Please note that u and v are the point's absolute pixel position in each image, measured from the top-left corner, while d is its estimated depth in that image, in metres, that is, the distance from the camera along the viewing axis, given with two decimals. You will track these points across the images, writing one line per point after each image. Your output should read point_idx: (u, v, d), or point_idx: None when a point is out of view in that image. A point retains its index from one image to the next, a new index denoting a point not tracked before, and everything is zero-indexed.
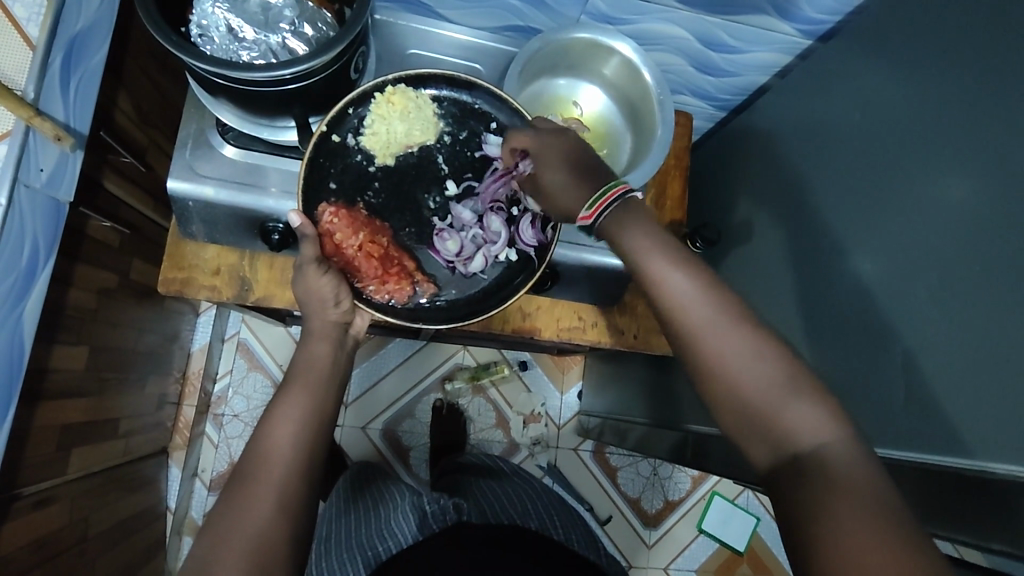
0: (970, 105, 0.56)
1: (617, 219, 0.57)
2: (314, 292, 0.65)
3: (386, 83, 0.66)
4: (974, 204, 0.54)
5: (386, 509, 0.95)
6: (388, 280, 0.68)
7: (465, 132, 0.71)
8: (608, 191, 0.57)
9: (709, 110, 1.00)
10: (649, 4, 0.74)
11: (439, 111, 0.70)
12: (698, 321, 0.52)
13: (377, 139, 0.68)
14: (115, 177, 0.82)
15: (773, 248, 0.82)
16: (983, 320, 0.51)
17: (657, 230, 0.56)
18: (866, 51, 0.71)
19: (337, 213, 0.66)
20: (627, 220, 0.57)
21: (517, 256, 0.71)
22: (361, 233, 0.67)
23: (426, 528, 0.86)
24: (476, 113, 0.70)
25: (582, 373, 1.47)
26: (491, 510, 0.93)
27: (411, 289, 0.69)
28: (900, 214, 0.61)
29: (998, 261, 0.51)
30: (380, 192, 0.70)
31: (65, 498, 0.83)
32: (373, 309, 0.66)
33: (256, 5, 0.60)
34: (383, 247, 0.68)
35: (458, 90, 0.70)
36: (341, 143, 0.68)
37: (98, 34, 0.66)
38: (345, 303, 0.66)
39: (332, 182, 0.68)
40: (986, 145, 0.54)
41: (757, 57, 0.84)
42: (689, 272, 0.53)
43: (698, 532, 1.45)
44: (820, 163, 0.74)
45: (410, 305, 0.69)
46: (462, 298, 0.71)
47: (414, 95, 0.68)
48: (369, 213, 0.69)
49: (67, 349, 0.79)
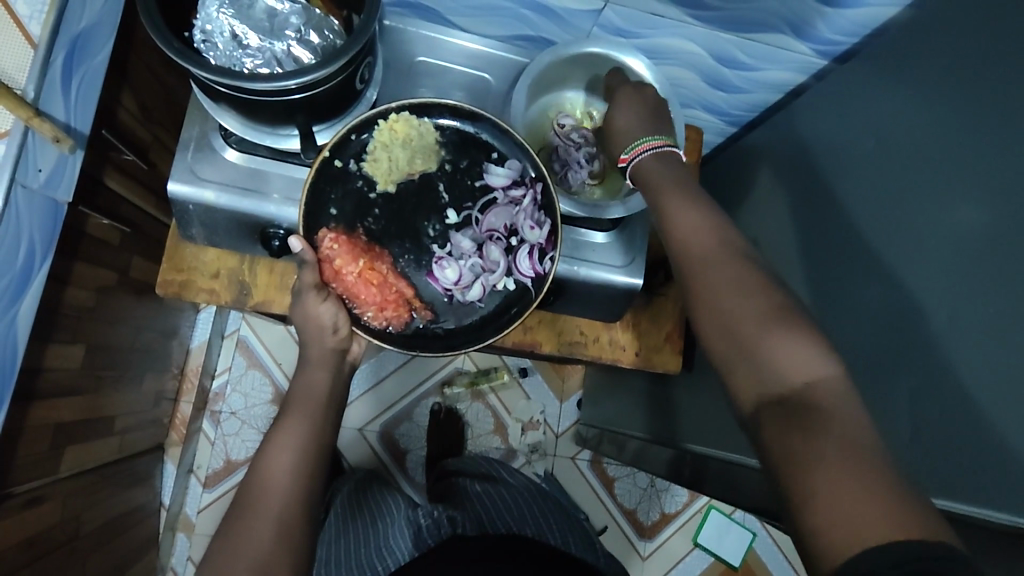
0: (989, 137, 0.54)
1: (655, 162, 0.64)
2: (311, 318, 0.64)
3: (389, 111, 0.65)
4: (989, 241, 0.52)
5: (382, 525, 0.95)
6: (387, 307, 0.67)
7: (466, 161, 0.69)
8: (644, 143, 0.65)
9: (720, 125, 0.98)
10: (663, 18, 0.72)
11: (442, 139, 0.69)
12: (727, 296, 0.51)
13: (378, 166, 0.67)
14: (116, 175, 0.81)
15: (781, 270, 0.80)
16: (994, 362, 0.50)
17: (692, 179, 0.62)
18: (883, 74, 0.69)
19: (338, 239, 0.65)
20: (660, 162, 0.64)
21: (515, 285, 0.70)
22: (361, 259, 0.66)
23: (421, 542, 0.85)
24: (478, 142, 0.69)
25: (582, 381, 1.46)
26: (487, 517, 0.92)
27: (408, 316, 0.68)
28: (913, 246, 0.60)
29: (1011, 302, 0.49)
30: (380, 218, 0.68)
31: (57, 497, 0.83)
32: (371, 336, 0.65)
33: (261, 10, 0.59)
34: (382, 273, 0.67)
35: (461, 120, 0.68)
36: (343, 169, 0.67)
37: (101, 33, 0.65)
38: (343, 331, 0.65)
39: (332, 208, 0.67)
40: (1004, 181, 0.52)
41: (771, 75, 0.82)
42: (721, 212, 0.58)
43: (694, 545, 1.44)
44: (832, 187, 0.73)
45: (407, 333, 0.68)
46: (459, 327, 0.69)
47: (418, 124, 0.67)
48: (369, 239, 0.68)
49: (63, 347, 0.78)
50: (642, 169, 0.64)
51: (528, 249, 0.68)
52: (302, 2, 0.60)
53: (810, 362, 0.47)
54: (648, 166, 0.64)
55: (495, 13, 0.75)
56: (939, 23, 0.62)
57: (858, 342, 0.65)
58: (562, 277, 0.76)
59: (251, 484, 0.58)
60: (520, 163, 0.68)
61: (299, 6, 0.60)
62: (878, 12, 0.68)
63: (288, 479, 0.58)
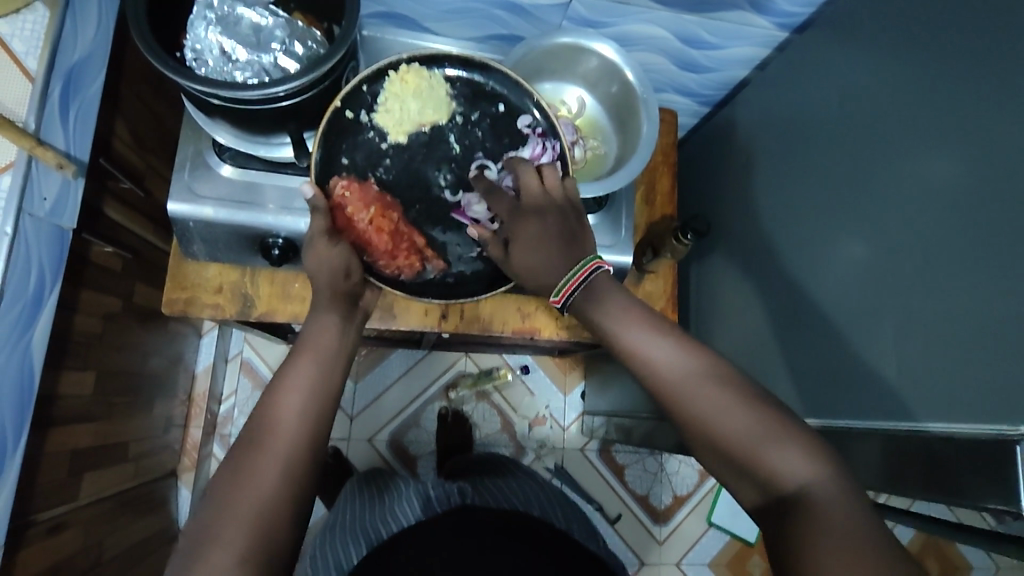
0: (946, 85, 0.58)
1: (587, 299, 0.62)
2: (322, 263, 0.66)
3: (401, 62, 0.68)
4: (952, 179, 0.56)
5: (388, 499, 0.97)
6: (398, 256, 0.71)
7: (476, 113, 0.72)
8: (571, 278, 0.62)
9: (694, 106, 1.02)
10: (630, 6, 0.76)
11: (452, 92, 0.71)
12: (676, 371, 0.57)
13: (390, 116, 0.69)
14: (115, 203, 0.83)
15: (763, 236, 0.83)
16: (968, 291, 0.53)
17: (622, 303, 0.61)
18: (840, 40, 0.73)
19: (350, 186, 0.68)
20: (595, 295, 0.62)
21: None
22: (372, 207, 0.69)
23: (428, 509, 0.90)
24: (487, 94, 0.72)
25: (582, 375, 1.48)
26: (492, 497, 0.93)
27: (420, 265, 0.72)
28: (885, 195, 0.63)
29: (980, 234, 0.53)
30: (392, 168, 0.71)
31: (78, 524, 0.84)
32: (384, 284, 0.70)
33: (247, 27, 0.62)
34: (393, 222, 0.70)
35: (471, 71, 0.71)
36: (355, 119, 0.69)
37: (94, 63, 0.68)
38: (356, 276, 0.67)
39: (343, 158, 0.69)
40: (963, 123, 0.56)
41: (737, 52, 0.86)
42: (656, 337, 0.59)
43: (708, 525, 1.46)
44: (804, 151, 0.76)
45: (419, 280, 0.72)
46: (471, 274, 0.73)
47: (428, 75, 0.69)
48: (381, 187, 0.70)
49: (75, 374, 0.80)
50: (581, 308, 0.62)
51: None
52: (285, 16, 0.63)
53: (792, 467, 0.50)
54: (585, 306, 0.62)
55: (469, 15, 0.79)
56: None
57: (837, 292, 0.68)
58: None
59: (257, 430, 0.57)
60: (529, 114, 0.71)
61: (282, 20, 0.62)
62: None
63: (297, 431, 0.58)
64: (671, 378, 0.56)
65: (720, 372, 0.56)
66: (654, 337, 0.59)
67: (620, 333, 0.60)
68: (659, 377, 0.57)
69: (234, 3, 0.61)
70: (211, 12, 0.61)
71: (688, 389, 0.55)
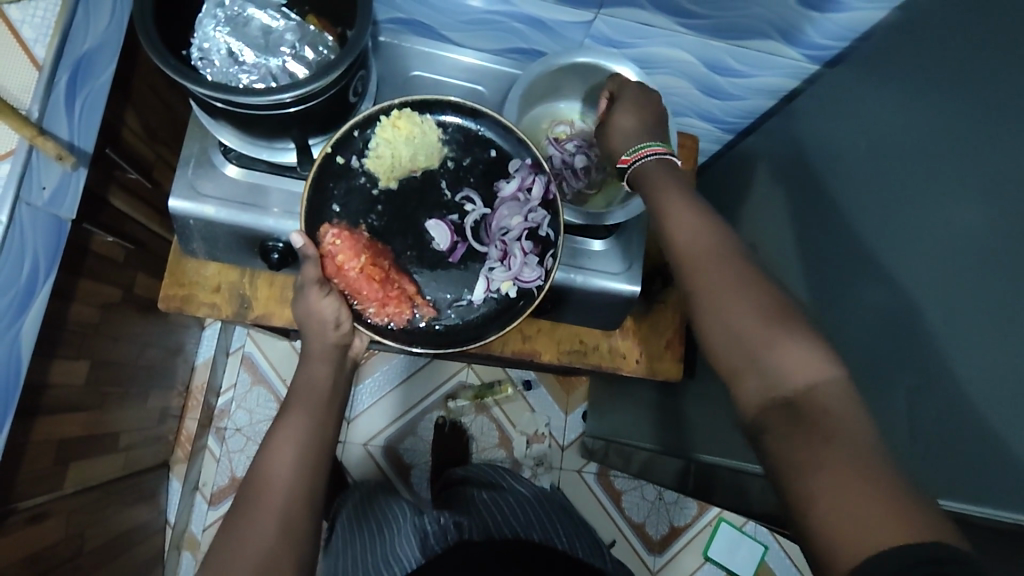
0: (979, 134, 0.54)
1: (651, 168, 0.62)
2: (313, 312, 0.66)
3: (392, 107, 0.67)
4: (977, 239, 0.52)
5: (387, 531, 0.95)
6: (388, 304, 0.68)
7: (468, 158, 0.71)
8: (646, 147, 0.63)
9: (716, 133, 0.99)
10: (653, 27, 0.74)
11: (444, 137, 0.71)
12: (699, 253, 0.55)
13: (381, 162, 0.69)
14: (120, 193, 0.82)
15: (778, 275, 0.80)
16: (993, 359, 0.49)
17: (671, 184, 0.60)
18: (872, 76, 0.70)
19: (340, 235, 0.67)
20: (653, 169, 0.62)
21: (517, 291, 0.71)
22: (363, 255, 0.67)
23: (428, 548, 0.86)
24: (479, 140, 0.71)
25: (586, 395, 1.46)
26: (493, 524, 0.91)
27: (410, 313, 0.69)
28: (909, 246, 0.60)
29: (1006, 298, 0.49)
30: (383, 215, 0.70)
31: (61, 513, 0.84)
32: (373, 333, 0.67)
33: (257, 28, 0.61)
34: (384, 270, 0.69)
35: (462, 117, 0.71)
36: (345, 165, 0.69)
37: (104, 53, 0.68)
38: (345, 325, 0.67)
39: (335, 205, 0.69)
40: (995, 177, 0.52)
41: (763, 81, 0.83)
42: (695, 222, 0.57)
43: (704, 559, 1.42)
44: (826, 190, 0.73)
45: (409, 329, 0.69)
46: (461, 323, 0.71)
47: (420, 120, 0.68)
48: (371, 235, 0.69)
49: (67, 363, 0.79)
50: (640, 173, 0.63)
51: (520, 240, 0.70)
52: (297, 20, 0.62)
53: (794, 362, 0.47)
54: (653, 171, 0.62)
55: (488, 27, 0.78)
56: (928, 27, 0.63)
57: (856, 343, 0.65)
58: (566, 287, 0.77)
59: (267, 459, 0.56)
60: (520, 159, 0.71)
61: (294, 23, 0.62)
62: (868, 17, 0.69)
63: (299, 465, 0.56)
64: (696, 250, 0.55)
65: (745, 273, 0.53)
66: (696, 221, 0.57)
67: (671, 198, 0.59)
68: (690, 253, 0.55)
69: (245, 4, 0.61)
70: (221, 12, 0.60)
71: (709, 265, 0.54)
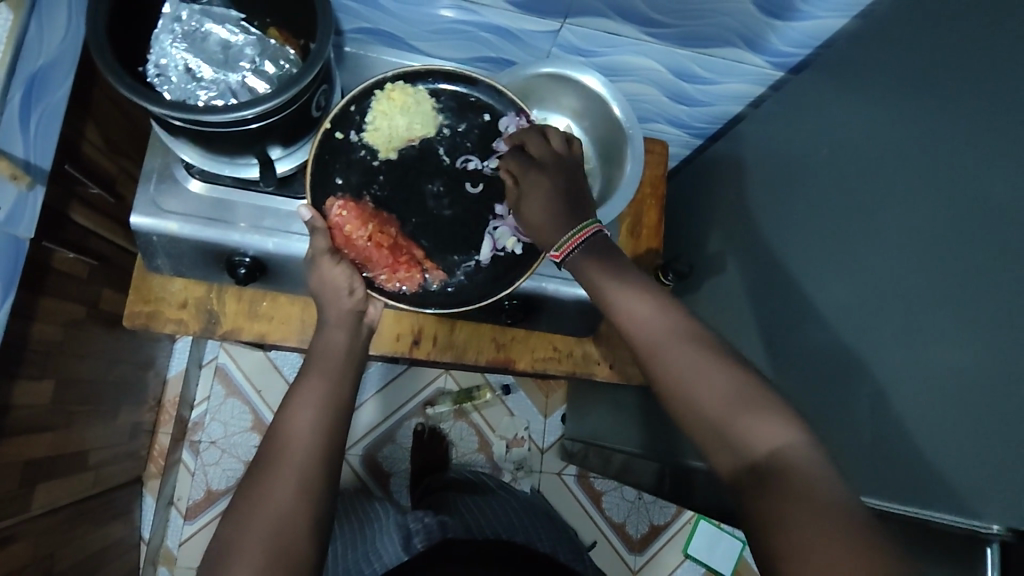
0: (934, 140, 0.55)
1: (586, 258, 0.63)
2: (327, 282, 0.66)
3: (386, 80, 0.68)
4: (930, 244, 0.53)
5: (370, 531, 0.94)
6: (399, 268, 0.69)
7: (464, 124, 0.72)
8: (581, 230, 0.63)
9: (685, 138, 1.00)
10: (619, 37, 0.74)
11: (438, 106, 0.72)
12: (658, 329, 0.57)
13: (379, 134, 0.69)
14: (82, 208, 0.81)
15: (744, 279, 0.81)
16: (946, 367, 0.50)
17: (612, 264, 0.62)
18: (832, 84, 0.71)
19: (346, 206, 0.68)
20: (594, 256, 0.63)
21: (521, 248, 0.72)
22: (370, 224, 0.69)
23: (410, 546, 0.85)
24: (473, 105, 0.72)
25: (564, 398, 1.46)
26: (476, 524, 0.91)
27: (421, 276, 0.70)
28: (867, 254, 0.61)
29: (956, 308, 0.50)
30: (385, 185, 0.71)
31: (29, 536, 0.82)
32: (387, 298, 0.68)
33: (216, 43, 0.60)
34: (393, 236, 0.70)
35: (454, 83, 0.72)
36: (345, 140, 0.69)
37: (60, 68, 0.67)
38: (359, 292, 0.66)
39: (338, 177, 0.69)
40: (950, 182, 0.53)
41: (729, 88, 0.84)
42: (645, 298, 0.59)
43: (684, 556, 1.44)
44: (789, 196, 0.74)
45: (420, 292, 0.70)
46: (471, 282, 0.71)
47: (413, 91, 0.70)
48: (376, 205, 0.70)
49: (30, 384, 0.77)
50: (579, 263, 0.63)
51: None
52: (257, 34, 0.61)
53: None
54: (583, 264, 0.63)
55: (455, 37, 0.77)
56: (883, 38, 0.64)
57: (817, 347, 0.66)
58: (537, 296, 0.77)
59: (268, 454, 0.58)
60: (513, 115, 0.72)
61: (254, 38, 0.61)
62: (829, 23, 0.70)
63: (304, 445, 0.59)
64: (658, 332, 0.57)
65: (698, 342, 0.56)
66: (643, 299, 0.59)
67: (613, 292, 0.60)
68: (638, 328, 0.58)
69: (202, 19, 0.60)
70: (178, 26, 0.59)
71: (668, 342, 0.56)
